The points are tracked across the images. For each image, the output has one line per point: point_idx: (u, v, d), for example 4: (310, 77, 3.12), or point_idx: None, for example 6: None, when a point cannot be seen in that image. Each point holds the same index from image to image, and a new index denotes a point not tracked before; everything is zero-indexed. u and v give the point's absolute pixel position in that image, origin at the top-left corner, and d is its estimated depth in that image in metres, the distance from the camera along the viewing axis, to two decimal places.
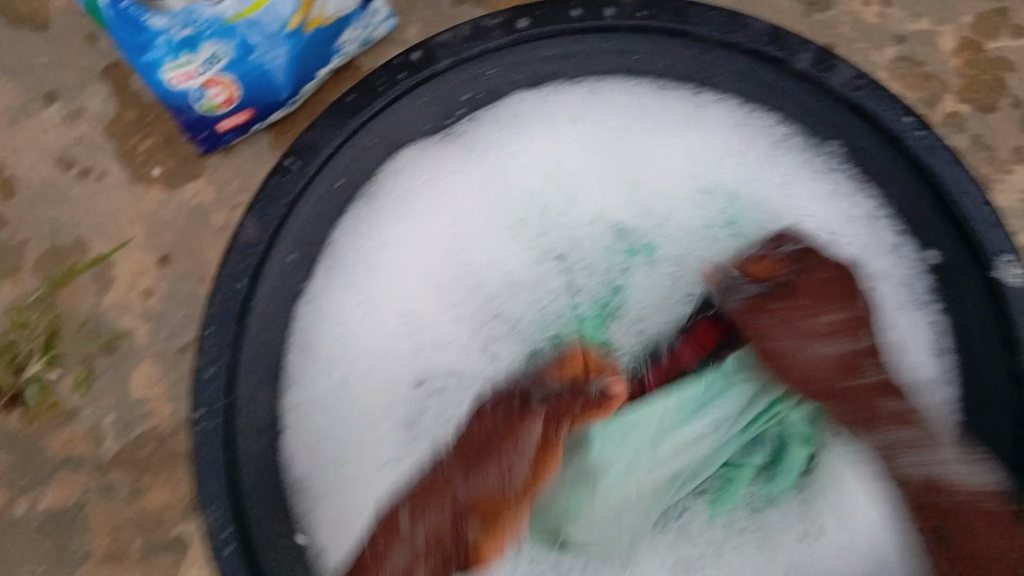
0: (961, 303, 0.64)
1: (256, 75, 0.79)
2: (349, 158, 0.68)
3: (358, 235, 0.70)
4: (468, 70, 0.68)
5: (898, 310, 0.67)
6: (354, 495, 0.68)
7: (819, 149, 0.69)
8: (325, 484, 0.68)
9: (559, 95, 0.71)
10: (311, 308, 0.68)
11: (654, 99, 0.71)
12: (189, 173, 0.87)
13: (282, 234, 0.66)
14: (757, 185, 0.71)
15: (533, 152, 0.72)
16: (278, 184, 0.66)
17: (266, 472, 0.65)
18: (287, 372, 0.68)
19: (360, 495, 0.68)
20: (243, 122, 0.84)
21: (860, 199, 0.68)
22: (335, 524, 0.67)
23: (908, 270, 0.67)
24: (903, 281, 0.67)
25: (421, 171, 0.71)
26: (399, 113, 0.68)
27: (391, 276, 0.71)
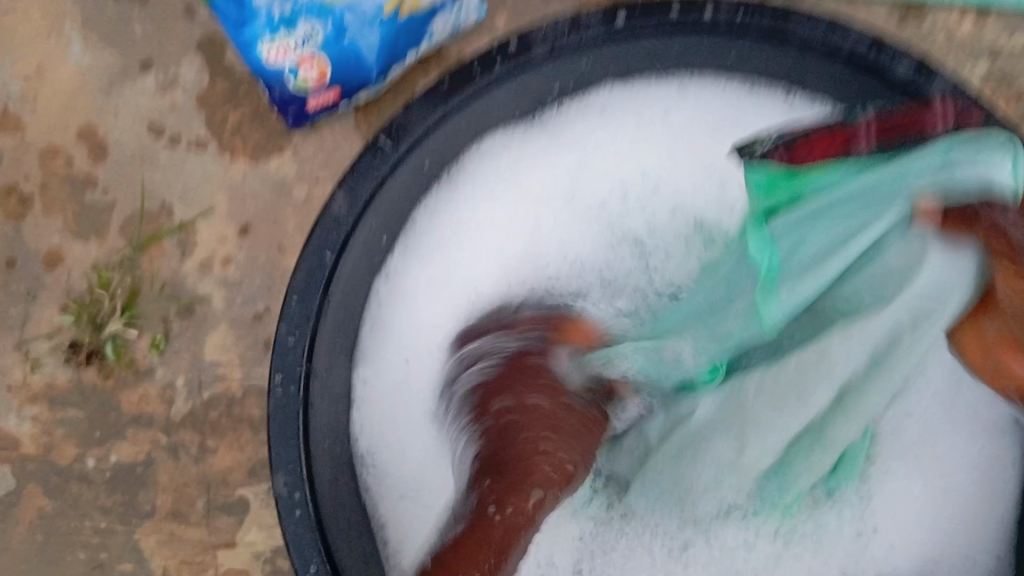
0: None
1: (350, 57, 0.82)
2: (438, 144, 0.67)
3: (436, 216, 0.71)
4: (562, 62, 0.67)
5: None
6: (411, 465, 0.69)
7: None
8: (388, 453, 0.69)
9: (651, 90, 0.71)
10: (387, 284, 0.70)
11: (745, 97, 0.70)
12: (275, 147, 0.89)
13: (366, 217, 0.64)
14: None
15: (620, 144, 0.72)
16: (367, 165, 0.64)
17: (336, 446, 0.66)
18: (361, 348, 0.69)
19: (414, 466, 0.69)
20: (331, 102, 0.86)
21: None
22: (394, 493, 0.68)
23: None
24: None
25: (507, 155, 0.72)
26: (487, 102, 0.67)
27: (465, 259, 0.72)
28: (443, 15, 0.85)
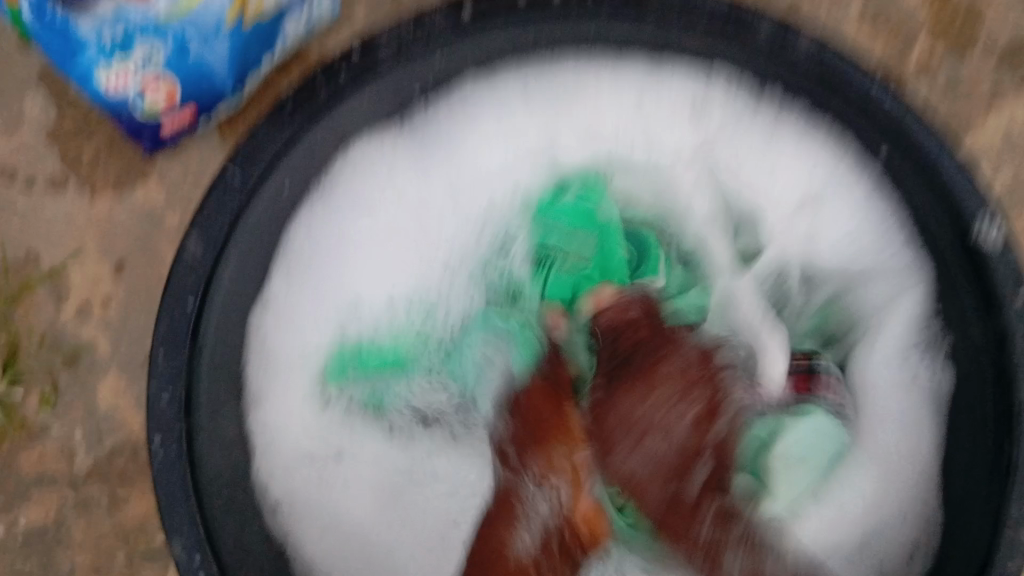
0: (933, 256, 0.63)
1: (197, 78, 0.76)
2: (299, 158, 0.62)
3: (315, 227, 0.66)
4: (414, 62, 0.62)
5: (886, 244, 0.66)
6: (337, 480, 0.67)
7: (790, 110, 0.65)
8: (304, 481, 0.66)
9: (512, 78, 0.67)
10: (266, 308, 0.65)
11: (613, 80, 0.67)
12: (139, 173, 0.84)
13: (228, 257, 0.60)
14: (734, 145, 0.69)
15: (495, 134, 0.69)
16: (222, 197, 0.59)
17: (232, 488, 0.63)
18: (248, 383, 0.65)
19: (343, 480, 0.67)
20: (189, 125, 0.81)
21: (838, 156, 0.65)
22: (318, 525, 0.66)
23: (887, 211, 0.65)
24: (892, 220, 0.65)
25: (381, 162, 0.67)
26: (345, 117, 0.63)
27: (347, 268, 0.69)
28: (293, 20, 0.80)
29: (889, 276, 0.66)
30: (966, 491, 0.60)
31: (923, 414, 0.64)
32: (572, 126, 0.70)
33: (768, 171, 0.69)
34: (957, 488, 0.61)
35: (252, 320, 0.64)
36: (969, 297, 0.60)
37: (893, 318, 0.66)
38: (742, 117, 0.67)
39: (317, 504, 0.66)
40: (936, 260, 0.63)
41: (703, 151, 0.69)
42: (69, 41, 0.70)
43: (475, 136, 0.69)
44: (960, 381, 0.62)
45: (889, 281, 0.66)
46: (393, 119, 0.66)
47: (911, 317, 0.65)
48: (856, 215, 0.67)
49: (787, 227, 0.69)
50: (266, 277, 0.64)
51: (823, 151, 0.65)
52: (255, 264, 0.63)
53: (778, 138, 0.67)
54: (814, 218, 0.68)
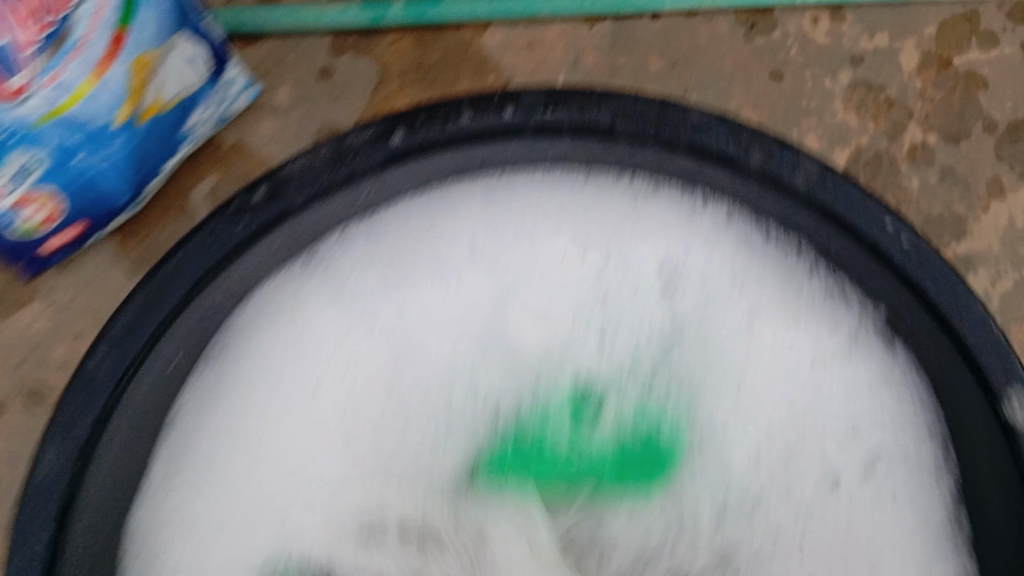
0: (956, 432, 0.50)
1: (83, 183, 0.65)
2: (198, 319, 0.50)
3: (205, 418, 0.53)
4: (337, 201, 0.50)
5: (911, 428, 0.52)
6: None
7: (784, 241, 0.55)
8: None
9: (462, 205, 0.57)
10: (140, 525, 0.50)
11: (583, 199, 0.57)
12: (21, 296, 0.72)
13: (99, 454, 0.47)
14: (735, 284, 0.57)
15: (451, 268, 0.58)
16: (87, 380, 0.48)
17: None
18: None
19: None
20: (77, 234, 0.69)
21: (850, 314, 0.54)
22: None
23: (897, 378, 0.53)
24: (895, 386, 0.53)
25: (292, 310, 0.56)
26: (246, 266, 0.51)
27: (245, 466, 0.54)
28: (202, 108, 0.70)
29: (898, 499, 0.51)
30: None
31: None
32: (543, 256, 0.58)
33: (768, 329, 0.57)
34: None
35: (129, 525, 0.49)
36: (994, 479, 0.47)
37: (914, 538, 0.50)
38: (741, 246, 0.57)
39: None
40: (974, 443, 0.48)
41: (677, 312, 0.58)
42: None
43: (408, 284, 0.58)
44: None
45: (902, 490, 0.51)
46: (297, 259, 0.55)
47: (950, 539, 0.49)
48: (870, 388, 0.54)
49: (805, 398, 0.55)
50: (145, 473, 0.50)
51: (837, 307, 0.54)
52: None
53: (793, 287, 0.56)
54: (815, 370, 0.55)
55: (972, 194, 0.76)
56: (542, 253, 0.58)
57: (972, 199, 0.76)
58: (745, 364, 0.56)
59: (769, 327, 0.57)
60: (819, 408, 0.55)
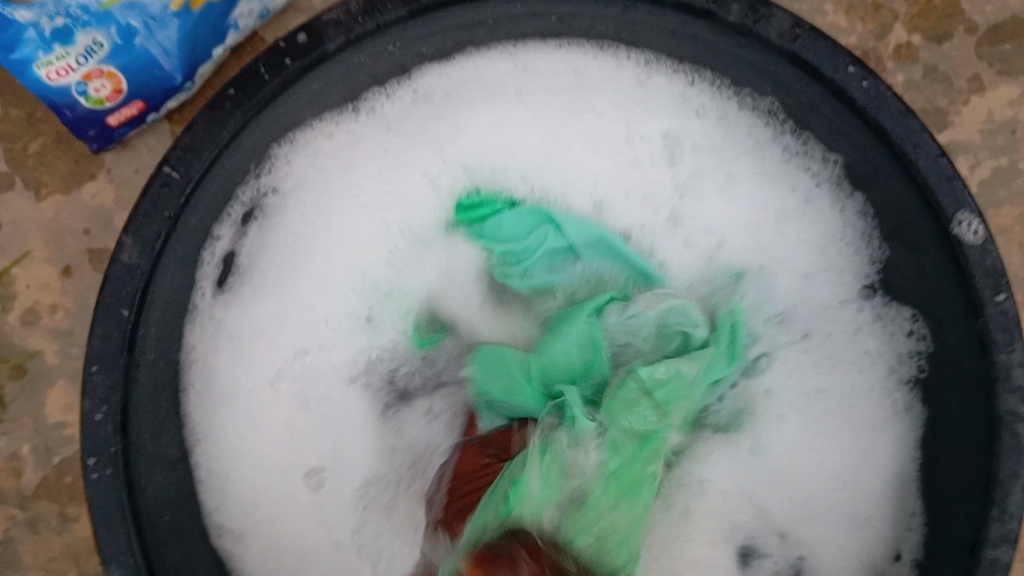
0: (903, 248, 0.59)
1: (144, 65, 0.72)
2: (242, 151, 0.58)
3: (265, 242, 0.63)
4: (362, 49, 0.58)
5: (858, 254, 0.62)
6: (264, 497, 0.63)
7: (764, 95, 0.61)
8: (242, 496, 0.63)
9: (490, 64, 0.64)
10: (211, 325, 0.62)
11: (593, 61, 0.64)
12: (84, 175, 0.79)
13: (161, 263, 0.56)
14: (717, 140, 0.65)
15: (472, 113, 0.65)
16: (155, 198, 0.55)
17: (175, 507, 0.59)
18: (186, 413, 0.61)
19: (271, 497, 0.63)
20: (136, 112, 0.76)
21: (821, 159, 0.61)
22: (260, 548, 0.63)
23: (855, 217, 0.62)
24: (866, 226, 0.61)
25: (320, 145, 0.63)
26: (285, 104, 0.58)
27: (287, 267, 0.64)
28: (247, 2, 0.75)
29: (815, 309, 0.64)
30: (950, 505, 0.56)
31: (895, 432, 0.61)
32: (555, 110, 0.66)
33: (744, 174, 0.65)
34: (941, 518, 0.57)
35: (195, 322, 0.61)
36: (945, 299, 0.56)
37: (846, 343, 0.63)
38: (731, 111, 0.64)
39: (263, 543, 0.63)
40: (904, 250, 0.59)
41: (676, 163, 0.66)
42: (4, 28, 0.64)
43: (449, 134, 0.65)
44: (931, 389, 0.59)
45: (880, 316, 0.62)
46: (346, 107, 0.63)
47: (875, 339, 0.62)
48: (838, 226, 0.63)
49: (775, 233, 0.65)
50: (206, 252, 0.60)
51: (796, 150, 0.63)
52: (188, 267, 0.59)
53: (763, 151, 0.64)
54: (811, 202, 0.63)
55: (951, 88, 0.83)
56: (552, 111, 0.66)
57: (953, 92, 0.83)
58: (731, 197, 0.65)
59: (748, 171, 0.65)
60: (770, 246, 0.65)
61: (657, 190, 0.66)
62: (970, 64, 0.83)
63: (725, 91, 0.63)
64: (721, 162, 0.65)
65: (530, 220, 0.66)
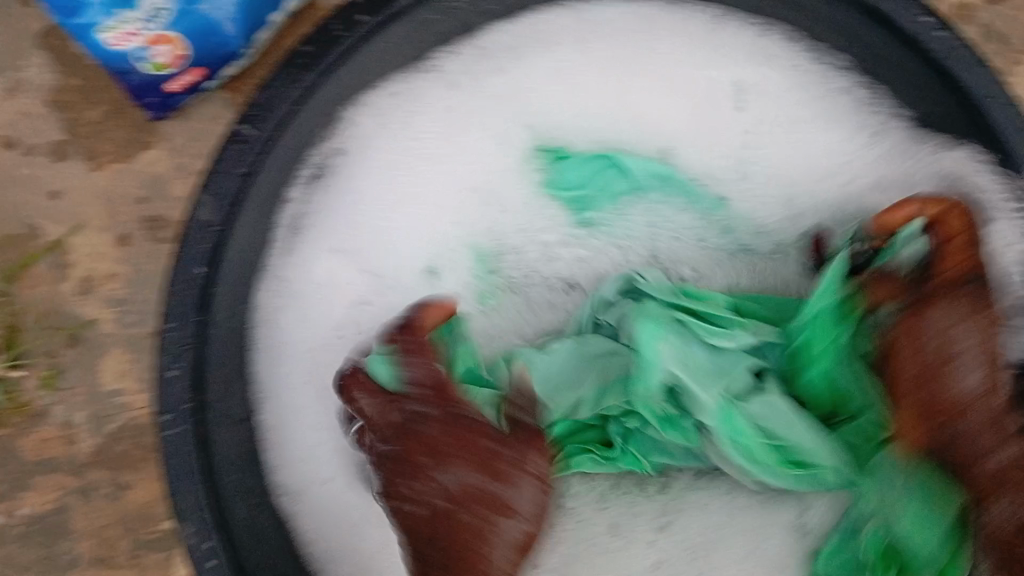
0: None
1: (204, 30, 0.71)
2: (317, 111, 0.58)
3: (330, 202, 0.63)
4: (434, 7, 0.58)
5: None
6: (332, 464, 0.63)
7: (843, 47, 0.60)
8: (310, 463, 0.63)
9: (562, 22, 0.64)
10: (279, 286, 0.62)
11: (664, 21, 0.64)
12: (140, 143, 0.79)
13: (238, 218, 0.56)
14: (782, 100, 0.64)
15: (545, 75, 0.65)
16: (234, 153, 0.55)
17: (242, 467, 0.59)
18: (254, 375, 0.61)
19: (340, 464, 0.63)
20: (197, 81, 0.76)
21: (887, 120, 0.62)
22: (322, 514, 0.62)
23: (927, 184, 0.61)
24: None
25: (392, 109, 0.64)
26: (359, 62, 0.58)
27: (352, 230, 0.64)
28: None
29: None
30: None
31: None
32: (630, 66, 0.65)
33: (814, 133, 0.64)
34: None
35: (263, 288, 0.61)
36: None
37: None
38: (800, 68, 0.63)
39: (324, 507, 0.62)
40: None
41: (747, 112, 0.65)
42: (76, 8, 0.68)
43: (514, 89, 0.65)
44: None
45: None
46: (412, 67, 0.63)
47: None
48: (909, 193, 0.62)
49: (843, 195, 0.64)
50: (281, 213, 0.60)
51: (869, 107, 0.62)
52: (264, 228, 0.59)
53: (834, 107, 0.63)
54: (885, 165, 0.62)
55: (1011, 54, 0.81)
56: (625, 64, 0.65)
57: (1014, 58, 0.81)
58: (802, 151, 0.64)
59: (817, 132, 0.64)
60: (842, 200, 0.64)
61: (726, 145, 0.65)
62: None
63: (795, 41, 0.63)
64: (786, 118, 0.65)
65: (593, 165, 0.66)
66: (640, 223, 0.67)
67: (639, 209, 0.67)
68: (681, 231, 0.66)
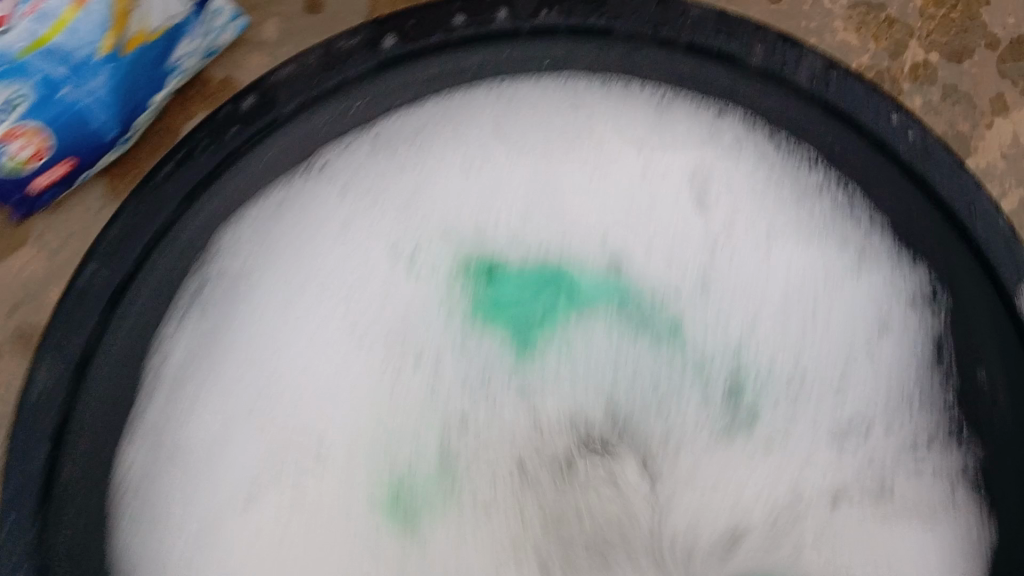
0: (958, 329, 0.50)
1: (71, 121, 0.62)
2: (189, 238, 0.50)
3: (213, 343, 0.54)
4: (329, 108, 0.51)
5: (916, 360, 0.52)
6: None
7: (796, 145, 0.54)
8: None
9: (481, 115, 0.56)
10: (147, 442, 0.52)
11: (598, 110, 0.57)
12: (11, 244, 0.70)
13: (89, 379, 0.47)
14: (735, 205, 0.57)
15: (467, 179, 0.58)
16: (80, 297, 0.47)
17: None
18: (119, 561, 0.49)
19: None
20: (65, 173, 0.66)
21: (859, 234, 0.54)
22: None
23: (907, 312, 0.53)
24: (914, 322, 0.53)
25: (287, 227, 0.55)
26: (241, 177, 0.50)
27: (238, 373, 0.55)
28: (189, 41, 0.66)
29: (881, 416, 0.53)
30: None
31: None
32: (563, 164, 0.58)
33: (776, 248, 0.56)
34: None
35: (130, 451, 0.51)
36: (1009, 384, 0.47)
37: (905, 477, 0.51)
38: (762, 167, 0.56)
39: None
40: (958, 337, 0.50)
41: (706, 221, 0.57)
42: None
43: (425, 196, 0.57)
44: None
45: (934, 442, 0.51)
46: (299, 169, 0.54)
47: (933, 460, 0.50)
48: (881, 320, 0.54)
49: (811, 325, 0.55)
50: (150, 362, 0.51)
51: (839, 220, 0.54)
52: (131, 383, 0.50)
53: (808, 204, 0.56)
54: (860, 289, 0.55)
55: (977, 111, 0.75)
56: (558, 161, 0.58)
57: (980, 114, 0.75)
58: (766, 268, 0.56)
59: (780, 245, 0.56)
60: (807, 330, 0.55)
61: (676, 261, 0.57)
62: (997, 82, 0.75)
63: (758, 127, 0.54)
64: (741, 228, 0.57)
65: (535, 284, 0.57)
66: (591, 361, 0.56)
67: (589, 342, 0.56)
68: (632, 370, 0.56)
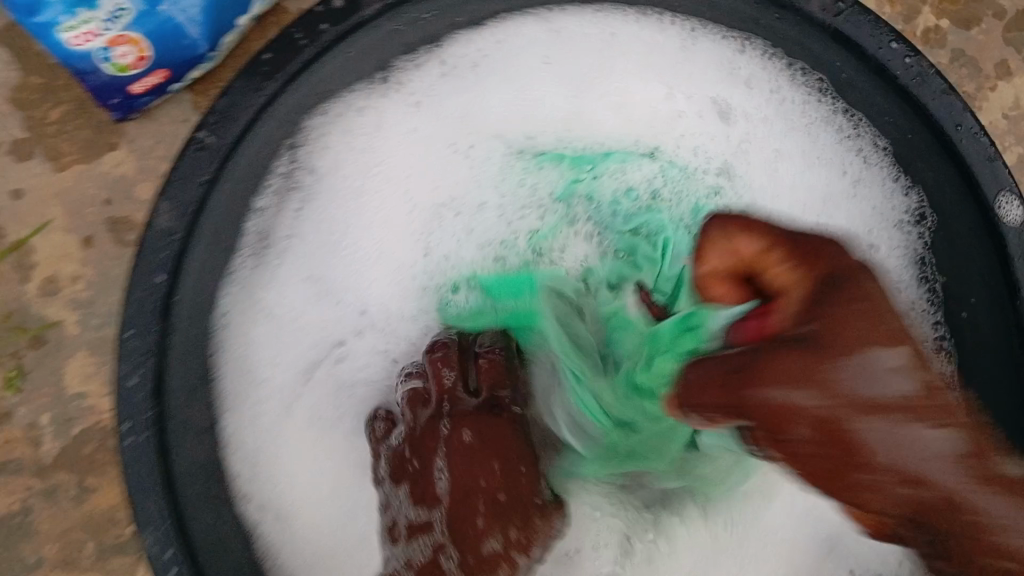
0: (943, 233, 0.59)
1: (170, 33, 0.71)
2: (280, 117, 0.58)
3: (298, 219, 0.65)
4: (403, 15, 0.59)
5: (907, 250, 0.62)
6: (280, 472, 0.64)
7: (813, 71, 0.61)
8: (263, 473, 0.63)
9: (528, 32, 0.65)
10: (240, 291, 0.62)
11: (632, 35, 0.65)
12: (105, 144, 0.79)
13: (198, 228, 0.56)
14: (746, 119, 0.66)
15: (513, 90, 0.68)
16: (191, 164, 0.55)
17: (204, 471, 0.60)
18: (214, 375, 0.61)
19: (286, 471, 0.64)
20: (159, 81, 0.75)
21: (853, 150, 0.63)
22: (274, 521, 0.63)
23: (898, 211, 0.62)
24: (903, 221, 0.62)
25: (365, 124, 0.65)
26: (329, 67, 0.58)
27: (323, 245, 0.66)
28: None
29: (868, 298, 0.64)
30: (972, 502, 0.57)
31: None
32: (596, 83, 0.68)
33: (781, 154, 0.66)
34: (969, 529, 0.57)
35: (225, 296, 0.61)
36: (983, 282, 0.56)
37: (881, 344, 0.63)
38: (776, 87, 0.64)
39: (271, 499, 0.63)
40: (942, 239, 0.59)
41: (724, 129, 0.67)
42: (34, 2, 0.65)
43: (481, 103, 0.67)
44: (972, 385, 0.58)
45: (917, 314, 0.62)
46: (375, 79, 0.64)
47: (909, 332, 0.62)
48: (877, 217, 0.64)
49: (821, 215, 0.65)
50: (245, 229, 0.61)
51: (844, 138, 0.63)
52: (228, 237, 0.60)
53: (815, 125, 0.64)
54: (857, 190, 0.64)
55: (978, 73, 0.82)
56: (591, 82, 0.68)
57: (980, 76, 0.82)
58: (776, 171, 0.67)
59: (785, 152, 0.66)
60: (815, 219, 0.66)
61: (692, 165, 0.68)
62: (1001, 47, 0.83)
63: (772, 56, 0.63)
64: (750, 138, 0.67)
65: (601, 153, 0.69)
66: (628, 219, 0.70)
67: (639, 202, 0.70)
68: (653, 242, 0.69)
